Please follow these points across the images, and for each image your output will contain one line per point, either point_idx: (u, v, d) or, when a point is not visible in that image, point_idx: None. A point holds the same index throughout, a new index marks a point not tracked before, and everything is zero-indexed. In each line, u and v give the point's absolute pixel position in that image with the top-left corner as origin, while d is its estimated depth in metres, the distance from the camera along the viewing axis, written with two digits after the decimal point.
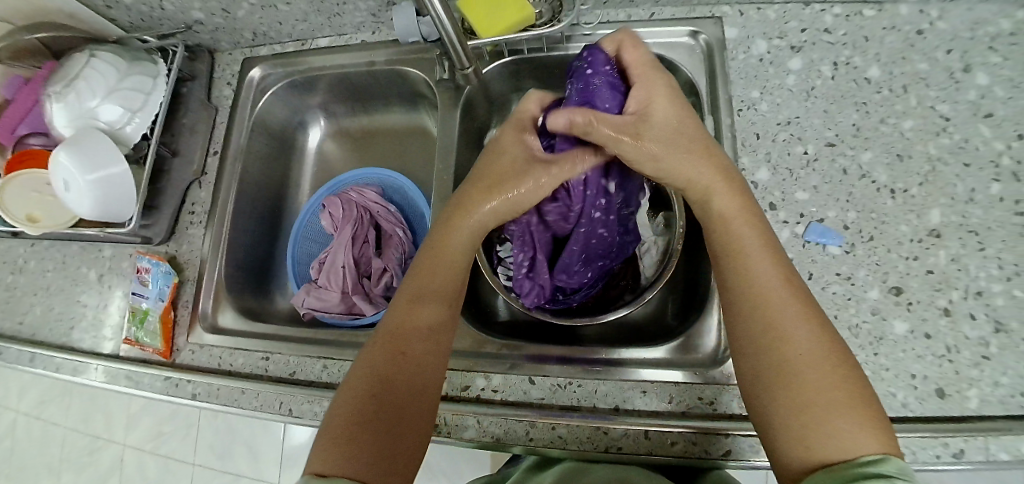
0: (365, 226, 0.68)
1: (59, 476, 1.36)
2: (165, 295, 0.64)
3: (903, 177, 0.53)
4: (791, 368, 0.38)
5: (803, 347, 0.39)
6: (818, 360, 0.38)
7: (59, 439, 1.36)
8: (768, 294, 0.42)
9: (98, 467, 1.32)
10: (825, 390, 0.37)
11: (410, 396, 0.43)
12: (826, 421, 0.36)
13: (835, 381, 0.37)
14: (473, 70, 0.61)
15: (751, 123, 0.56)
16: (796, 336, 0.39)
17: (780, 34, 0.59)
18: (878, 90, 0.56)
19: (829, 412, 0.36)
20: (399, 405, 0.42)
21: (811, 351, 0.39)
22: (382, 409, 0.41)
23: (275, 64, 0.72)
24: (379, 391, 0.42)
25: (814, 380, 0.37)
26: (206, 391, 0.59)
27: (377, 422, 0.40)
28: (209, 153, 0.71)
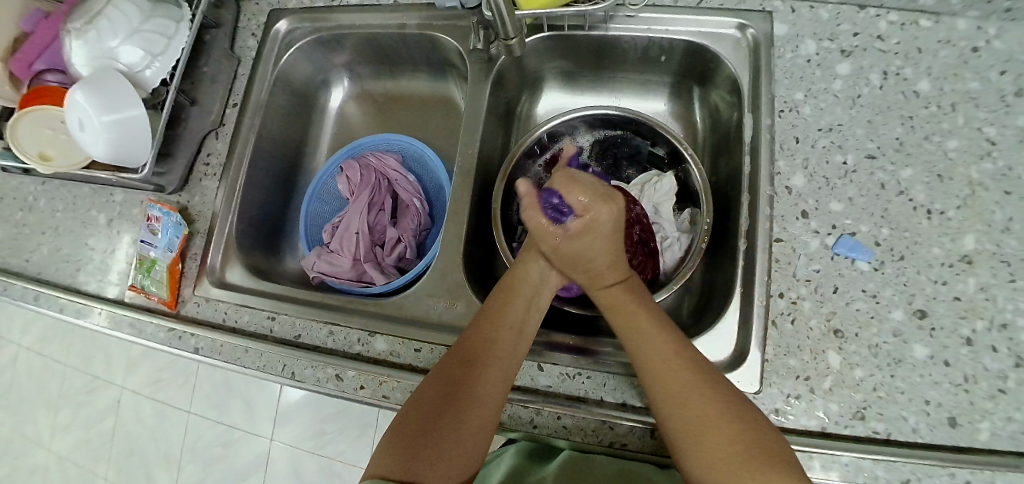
0: (382, 194, 0.67)
1: (55, 411, 1.38)
2: (175, 247, 0.62)
3: (942, 198, 0.51)
4: (693, 420, 0.39)
5: (701, 402, 0.40)
6: (723, 409, 0.39)
7: (59, 376, 1.37)
8: (655, 360, 0.43)
9: (94, 407, 1.34)
10: (711, 444, 0.38)
11: (474, 402, 0.42)
12: (751, 469, 0.36)
13: (747, 431, 0.37)
14: (517, 42, 0.59)
15: (791, 126, 0.54)
16: (692, 400, 0.40)
17: (831, 35, 0.57)
18: (926, 105, 0.54)
19: (731, 461, 0.37)
20: (467, 410, 0.41)
21: (681, 396, 0.40)
22: (450, 410, 0.41)
23: (302, 19, 0.69)
24: (454, 394, 0.42)
25: (708, 433, 0.38)
26: (209, 346, 0.58)
27: (466, 422, 0.41)
28: (229, 104, 0.69)
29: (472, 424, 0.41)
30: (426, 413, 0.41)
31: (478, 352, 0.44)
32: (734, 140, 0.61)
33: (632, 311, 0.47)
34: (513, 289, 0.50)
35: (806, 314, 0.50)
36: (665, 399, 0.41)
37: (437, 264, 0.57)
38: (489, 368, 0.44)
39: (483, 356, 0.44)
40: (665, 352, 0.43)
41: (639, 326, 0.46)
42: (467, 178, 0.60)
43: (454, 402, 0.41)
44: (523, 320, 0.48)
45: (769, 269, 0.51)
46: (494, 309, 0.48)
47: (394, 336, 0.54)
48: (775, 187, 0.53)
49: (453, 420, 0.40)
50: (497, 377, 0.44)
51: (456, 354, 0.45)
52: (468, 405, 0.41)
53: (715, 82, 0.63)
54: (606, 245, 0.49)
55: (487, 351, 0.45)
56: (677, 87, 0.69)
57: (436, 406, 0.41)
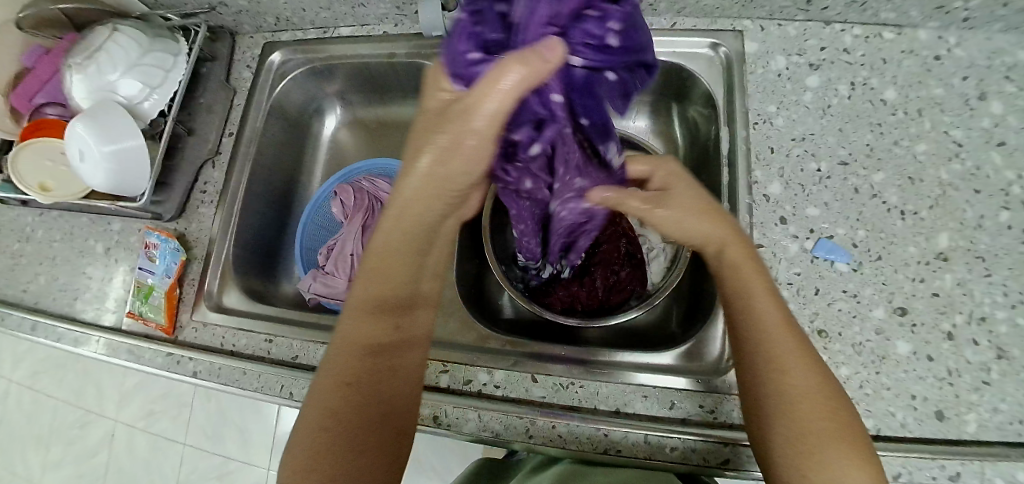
0: (375, 215, 0.68)
1: (48, 448, 1.35)
2: (172, 273, 0.63)
3: (913, 199, 0.53)
4: (788, 398, 0.38)
5: (797, 375, 0.39)
6: (817, 392, 0.39)
7: (52, 411, 1.35)
8: (763, 329, 0.41)
9: (88, 442, 1.32)
10: (815, 417, 0.38)
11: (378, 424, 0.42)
12: (818, 449, 0.37)
13: (836, 420, 0.38)
14: None
15: (766, 136, 0.57)
16: (799, 383, 0.39)
17: (800, 50, 0.60)
18: (893, 112, 0.56)
19: (819, 442, 0.37)
20: (365, 437, 0.41)
21: (799, 362, 0.39)
22: (341, 439, 0.40)
23: (296, 50, 0.72)
24: (348, 422, 0.40)
25: (814, 411, 0.38)
26: (207, 370, 0.59)
27: (372, 443, 0.41)
28: (225, 134, 0.71)
29: (378, 446, 0.42)
30: (338, 426, 0.40)
31: (390, 348, 0.44)
32: (713, 152, 0.63)
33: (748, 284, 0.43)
34: (381, 277, 0.43)
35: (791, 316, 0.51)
36: (766, 377, 0.40)
37: None
38: (377, 385, 0.42)
39: (391, 351, 0.44)
40: (784, 335, 0.40)
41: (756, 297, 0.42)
42: None
43: (371, 406, 0.42)
44: (413, 322, 0.45)
45: None
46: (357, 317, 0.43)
47: None
48: (754, 195, 0.55)
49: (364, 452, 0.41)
50: (393, 393, 0.43)
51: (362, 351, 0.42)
52: (366, 431, 0.41)
53: (692, 97, 0.66)
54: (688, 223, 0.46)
55: (394, 349, 0.44)
56: (657, 104, 0.72)
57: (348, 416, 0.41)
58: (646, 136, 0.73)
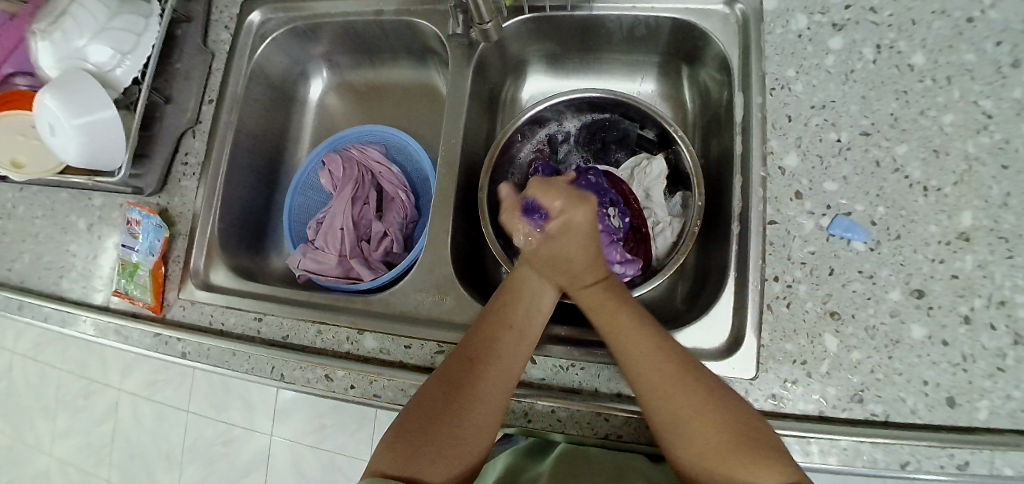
0: (366, 188, 0.65)
1: (55, 417, 1.37)
2: (156, 250, 0.61)
3: (938, 173, 0.50)
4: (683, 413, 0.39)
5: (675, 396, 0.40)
6: (698, 410, 0.39)
7: (56, 382, 1.37)
8: (634, 354, 0.43)
9: (93, 411, 1.33)
10: (706, 433, 0.38)
11: (478, 405, 0.41)
12: (731, 454, 0.37)
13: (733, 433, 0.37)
14: (494, 26, 0.56)
15: (784, 104, 0.52)
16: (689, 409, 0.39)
17: (822, 8, 0.55)
18: (921, 78, 0.52)
19: (722, 455, 0.37)
20: (459, 415, 0.41)
21: (658, 381, 0.41)
22: (443, 412, 0.41)
23: (276, 8, 0.66)
24: (451, 396, 0.42)
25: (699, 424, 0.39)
26: (197, 350, 0.57)
27: (465, 423, 0.41)
28: (204, 101, 0.67)
29: (468, 431, 0.41)
30: (423, 417, 0.41)
31: (484, 347, 0.44)
32: (725, 121, 0.59)
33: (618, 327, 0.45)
34: (517, 289, 0.48)
35: (802, 297, 0.49)
36: (660, 398, 0.41)
37: (424, 258, 0.56)
38: (488, 367, 0.43)
39: (484, 350, 0.44)
40: (662, 364, 0.41)
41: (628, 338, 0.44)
42: (452, 168, 0.58)
43: (454, 404, 0.41)
44: (524, 317, 0.47)
45: (764, 253, 0.49)
46: (499, 308, 0.47)
47: (383, 333, 0.53)
48: (769, 168, 0.51)
49: (450, 427, 0.40)
50: (495, 379, 0.43)
51: (461, 352, 0.45)
52: (462, 410, 0.41)
53: (704, 60, 0.61)
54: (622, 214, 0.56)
55: (490, 349, 0.44)
56: (665, 67, 0.67)
57: (434, 409, 0.41)
58: (653, 101, 0.69)
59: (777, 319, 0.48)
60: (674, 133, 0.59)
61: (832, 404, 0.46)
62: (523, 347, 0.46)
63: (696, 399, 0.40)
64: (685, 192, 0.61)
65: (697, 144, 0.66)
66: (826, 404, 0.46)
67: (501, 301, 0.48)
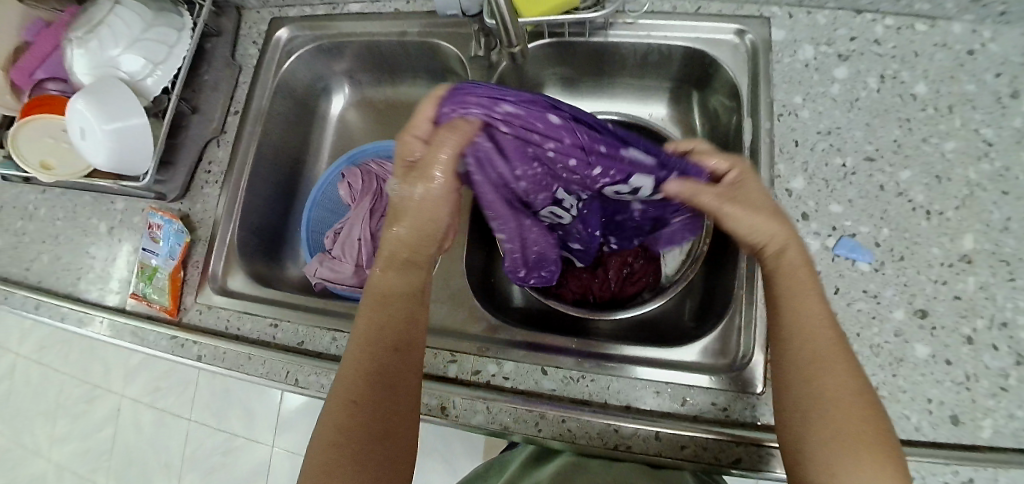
0: (384, 200, 0.67)
1: (54, 421, 1.36)
2: (176, 254, 0.62)
3: (940, 198, 0.52)
4: (823, 392, 0.38)
5: (833, 372, 0.38)
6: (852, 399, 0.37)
7: (57, 385, 1.36)
8: (810, 317, 0.40)
9: (94, 416, 1.33)
10: (851, 426, 0.36)
11: (394, 401, 0.40)
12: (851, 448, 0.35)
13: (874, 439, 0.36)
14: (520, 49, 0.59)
15: (790, 129, 0.55)
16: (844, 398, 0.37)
17: (828, 40, 0.57)
18: (923, 107, 0.54)
19: (838, 449, 0.35)
20: (381, 423, 0.39)
21: (828, 350, 0.39)
22: (365, 426, 0.39)
23: (304, 26, 0.70)
24: (367, 405, 0.39)
25: (843, 410, 0.37)
26: (211, 354, 0.58)
27: (389, 426, 0.39)
28: (230, 113, 0.70)
29: (394, 428, 0.40)
30: (341, 469, 0.37)
31: (379, 369, 0.40)
32: (733, 144, 0.61)
33: (794, 294, 0.41)
34: (395, 253, 0.43)
35: None
36: (814, 357, 0.39)
37: None
38: (392, 360, 0.41)
39: (378, 375, 0.40)
40: (830, 338, 0.39)
41: (805, 311, 0.41)
42: None
43: (370, 409, 0.39)
44: (409, 289, 0.43)
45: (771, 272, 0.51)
46: (376, 293, 0.43)
47: None
48: (776, 189, 0.53)
49: (370, 435, 0.39)
50: (404, 370, 0.41)
51: (353, 387, 0.40)
52: (382, 413, 0.39)
53: (714, 86, 0.64)
54: (755, 223, 0.42)
55: (383, 371, 0.40)
56: (677, 91, 0.69)
57: (347, 456, 0.38)
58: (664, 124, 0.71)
59: None
60: None
61: None
62: (416, 349, 0.43)
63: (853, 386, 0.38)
64: None
65: None
66: None
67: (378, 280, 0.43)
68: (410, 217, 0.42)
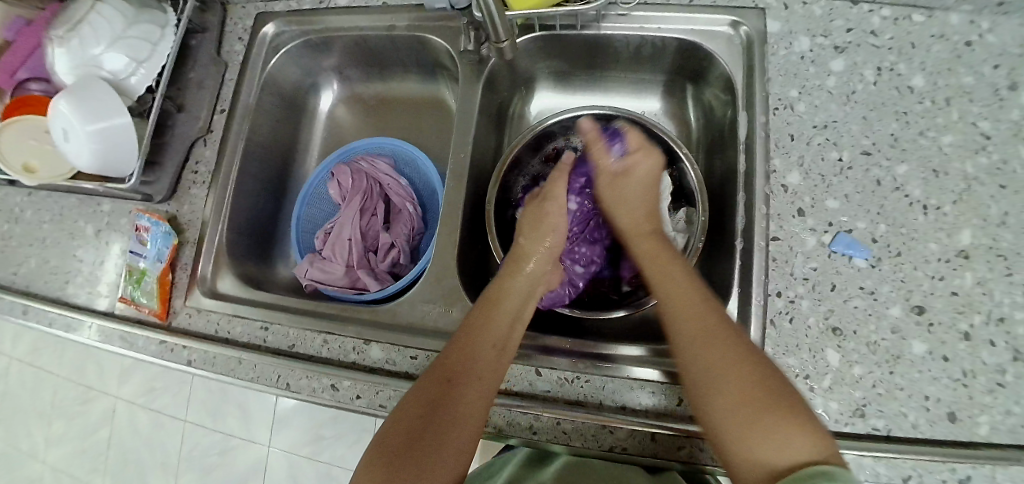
0: (374, 199, 0.66)
1: (49, 423, 1.36)
2: (164, 257, 0.62)
3: (937, 193, 0.51)
4: (708, 370, 0.41)
5: (705, 350, 0.42)
6: (741, 373, 0.39)
7: (52, 388, 1.35)
8: (679, 299, 0.46)
9: (89, 417, 1.32)
10: (744, 401, 0.38)
11: (461, 415, 0.42)
12: (756, 429, 0.37)
13: (775, 400, 0.38)
14: (509, 45, 0.58)
15: (787, 123, 0.54)
16: (699, 363, 0.41)
17: (824, 31, 0.56)
18: (920, 100, 0.53)
19: (739, 424, 0.38)
20: (443, 429, 0.41)
21: (698, 328, 0.43)
22: (429, 428, 0.41)
23: (290, 21, 0.68)
24: (437, 407, 0.43)
25: (730, 383, 0.39)
26: (201, 359, 0.57)
27: (449, 433, 0.41)
28: (218, 110, 0.67)
29: (454, 438, 0.41)
30: (402, 444, 0.41)
31: (459, 365, 0.45)
32: (728, 139, 0.60)
33: (664, 283, 0.49)
34: (499, 298, 0.51)
35: (805, 313, 0.49)
36: (700, 343, 0.42)
37: (432, 270, 0.56)
38: (470, 380, 0.44)
39: (457, 371, 0.44)
40: (705, 329, 0.43)
41: (676, 290, 0.47)
42: (460, 179, 0.59)
43: (438, 415, 0.42)
44: (505, 333, 0.48)
45: (767, 269, 0.50)
46: (474, 321, 0.48)
47: (390, 343, 0.53)
48: (772, 185, 0.52)
49: (433, 437, 0.41)
50: (476, 390, 0.44)
51: (436, 373, 0.45)
52: (448, 419, 0.42)
53: (709, 80, 0.63)
54: (625, 195, 0.59)
55: (463, 367, 0.45)
56: (672, 84, 0.68)
57: (416, 431, 0.41)
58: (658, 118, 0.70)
59: (780, 334, 0.49)
60: (681, 151, 0.60)
61: (834, 419, 0.47)
62: (496, 362, 0.46)
63: (736, 361, 0.40)
64: (689, 208, 0.63)
65: (701, 161, 0.67)
66: (828, 418, 0.47)
67: (479, 313, 0.49)
68: (515, 279, 0.53)
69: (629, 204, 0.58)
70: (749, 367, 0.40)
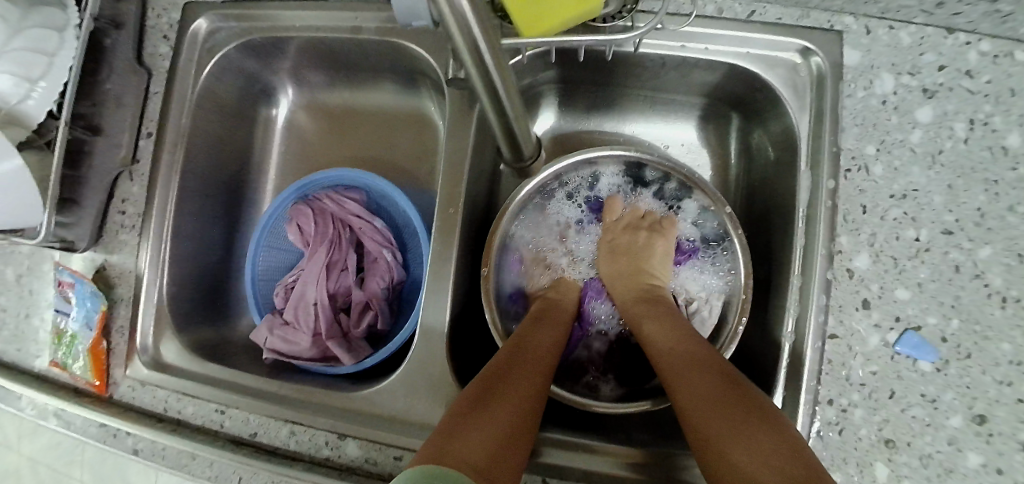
0: (343, 248, 0.55)
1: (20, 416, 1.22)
2: (93, 323, 0.51)
3: (1020, 282, 0.43)
4: (682, 399, 0.38)
5: (678, 382, 0.39)
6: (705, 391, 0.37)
7: None
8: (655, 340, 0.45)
9: None
10: (710, 414, 0.35)
11: (526, 390, 0.39)
12: (723, 442, 0.33)
13: (756, 412, 0.34)
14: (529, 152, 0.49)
15: (858, 190, 0.44)
16: (688, 373, 0.39)
17: (913, 68, 0.45)
18: (1016, 165, 0.43)
19: (713, 444, 0.34)
20: (505, 393, 0.38)
21: (670, 363, 0.42)
22: (490, 391, 0.38)
23: (226, 15, 0.53)
24: (502, 378, 0.39)
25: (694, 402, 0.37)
26: (149, 448, 0.49)
27: (511, 405, 0.37)
28: (143, 134, 0.55)
29: (514, 411, 0.37)
30: (464, 407, 0.36)
31: (520, 350, 0.44)
32: (777, 191, 0.50)
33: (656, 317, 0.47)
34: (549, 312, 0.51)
35: (856, 424, 0.43)
36: (672, 371, 0.41)
37: (416, 354, 0.47)
38: (531, 365, 0.42)
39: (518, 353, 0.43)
40: (678, 361, 0.41)
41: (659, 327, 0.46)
42: (450, 240, 0.48)
43: (503, 384, 0.39)
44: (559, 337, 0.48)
45: (819, 374, 0.43)
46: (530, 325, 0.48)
47: (370, 441, 0.46)
48: (835, 269, 0.44)
49: (496, 403, 0.37)
50: (539, 376, 0.42)
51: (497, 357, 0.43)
52: (513, 389, 0.39)
53: (763, 120, 0.52)
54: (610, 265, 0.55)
55: (522, 354, 0.43)
56: (711, 110, 0.57)
57: (481, 397, 0.37)
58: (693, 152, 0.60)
59: (826, 446, 0.43)
60: (719, 208, 0.49)
61: None
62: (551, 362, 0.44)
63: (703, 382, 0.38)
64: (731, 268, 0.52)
65: (738, 204, 0.58)
66: None
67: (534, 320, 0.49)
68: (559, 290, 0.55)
69: (617, 267, 0.54)
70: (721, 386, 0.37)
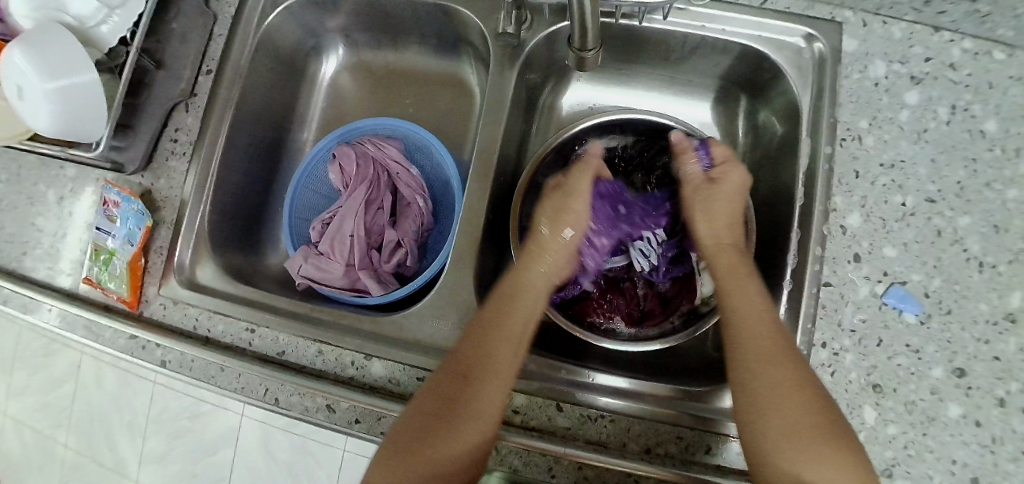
0: (381, 189, 0.59)
1: (16, 369, 1.21)
2: (136, 239, 0.54)
3: (995, 250, 0.47)
4: (765, 392, 0.36)
5: (762, 366, 0.37)
6: (791, 392, 0.36)
7: (13, 337, 1.21)
8: (752, 331, 0.39)
9: (54, 371, 1.18)
10: (783, 394, 0.36)
11: (462, 408, 0.38)
12: (802, 445, 0.34)
13: (828, 429, 0.34)
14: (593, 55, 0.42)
15: (853, 158, 0.50)
16: (769, 381, 0.36)
17: (902, 58, 0.51)
18: (990, 147, 0.49)
19: (787, 440, 0.34)
20: (435, 425, 0.37)
21: (761, 357, 0.38)
22: (435, 421, 0.38)
23: None
24: (447, 405, 0.38)
25: (780, 389, 0.36)
26: (178, 361, 0.51)
27: (451, 431, 0.37)
28: (202, 72, 0.59)
29: (452, 436, 0.37)
30: (400, 442, 0.38)
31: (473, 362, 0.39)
32: (783, 164, 0.56)
33: (744, 317, 0.40)
34: (512, 299, 0.43)
35: (847, 367, 0.46)
36: (758, 355, 0.38)
37: (445, 283, 0.50)
38: (482, 379, 0.39)
39: (473, 368, 0.39)
40: (764, 341, 0.38)
41: (758, 325, 0.39)
42: (485, 183, 0.52)
43: (447, 410, 0.38)
44: (524, 326, 0.42)
45: (815, 317, 0.47)
46: (491, 317, 0.42)
47: (394, 362, 0.48)
48: (830, 225, 0.49)
49: (438, 436, 0.37)
50: (491, 384, 0.39)
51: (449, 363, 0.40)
52: (448, 410, 0.38)
53: (769, 98, 0.58)
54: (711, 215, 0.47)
55: (484, 360, 0.40)
56: (725, 94, 0.63)
57: (418, 433, 0.37)
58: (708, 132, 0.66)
59: None
60: None
61: None
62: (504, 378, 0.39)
63: (790, 381, 0.36)
64: None
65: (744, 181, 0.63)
66: None
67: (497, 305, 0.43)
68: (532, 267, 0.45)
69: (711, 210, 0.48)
70: (800, 386, 0.36)
